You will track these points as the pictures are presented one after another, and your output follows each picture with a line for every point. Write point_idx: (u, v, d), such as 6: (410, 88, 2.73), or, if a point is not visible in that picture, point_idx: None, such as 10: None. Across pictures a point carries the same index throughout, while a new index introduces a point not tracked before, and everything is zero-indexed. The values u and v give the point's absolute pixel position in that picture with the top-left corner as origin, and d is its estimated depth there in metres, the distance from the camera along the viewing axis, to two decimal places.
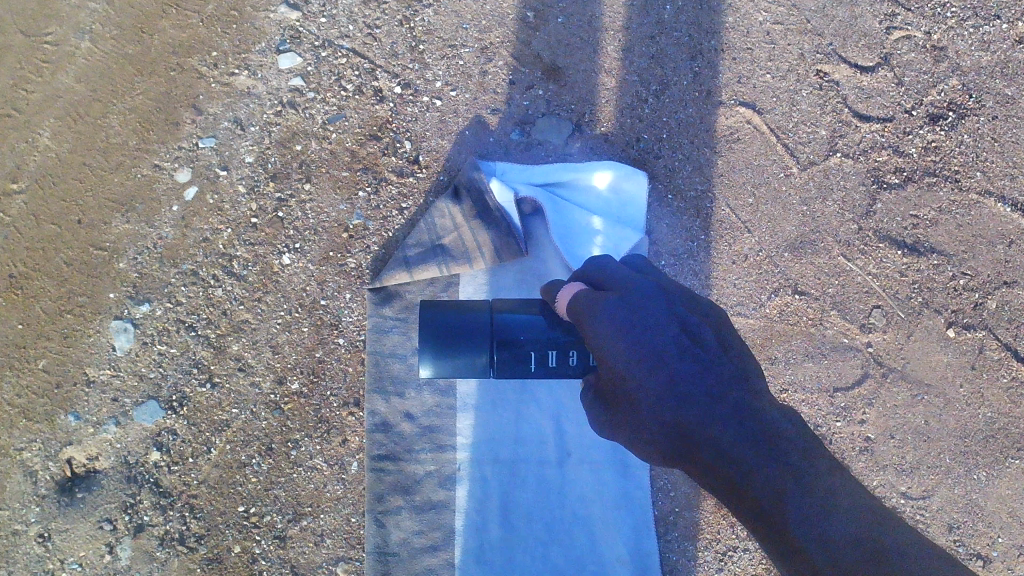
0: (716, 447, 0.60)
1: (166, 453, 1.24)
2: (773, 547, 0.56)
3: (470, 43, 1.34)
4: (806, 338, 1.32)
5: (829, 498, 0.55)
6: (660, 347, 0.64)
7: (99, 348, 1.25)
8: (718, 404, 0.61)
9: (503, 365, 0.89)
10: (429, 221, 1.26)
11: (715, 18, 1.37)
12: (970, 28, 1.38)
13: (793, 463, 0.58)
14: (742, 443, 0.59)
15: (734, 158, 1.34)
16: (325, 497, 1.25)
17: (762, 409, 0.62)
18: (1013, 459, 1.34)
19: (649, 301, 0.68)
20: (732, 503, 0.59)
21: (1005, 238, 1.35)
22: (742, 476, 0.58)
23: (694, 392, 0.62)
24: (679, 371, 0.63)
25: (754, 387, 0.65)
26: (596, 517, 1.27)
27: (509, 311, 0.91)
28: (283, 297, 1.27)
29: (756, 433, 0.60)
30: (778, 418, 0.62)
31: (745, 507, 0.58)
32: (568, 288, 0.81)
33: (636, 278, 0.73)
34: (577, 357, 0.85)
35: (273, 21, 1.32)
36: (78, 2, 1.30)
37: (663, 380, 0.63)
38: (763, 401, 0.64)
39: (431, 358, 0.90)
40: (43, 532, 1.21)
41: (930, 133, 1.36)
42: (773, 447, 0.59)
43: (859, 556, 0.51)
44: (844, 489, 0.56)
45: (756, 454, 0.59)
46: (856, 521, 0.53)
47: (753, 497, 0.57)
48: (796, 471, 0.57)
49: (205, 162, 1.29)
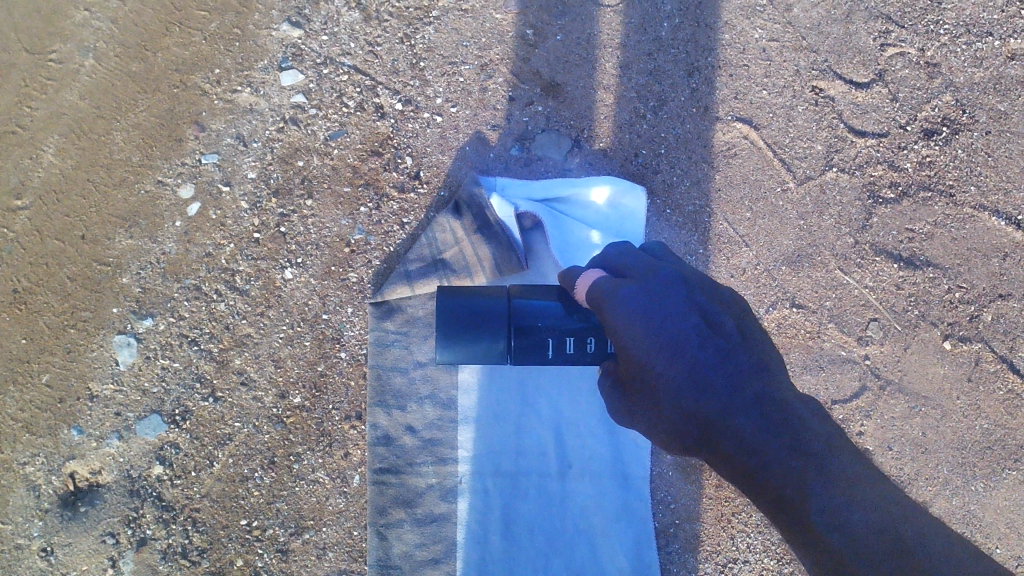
0: (736, 437, 0.62)
1: (168, 467, 1.24)
2: (791, 532, 0.58)
3: (470, 60, 1.36)
4: (804, 351, 1.33)
5: (852, 488, 0.56)
6: (681, 334, 0.65)
7: (102, 363, 1.26)
8: (737, 393, 0.63)
9: (520, 352, 0.91)
10: (431, 235, 1.28)
11: (712, 35, 1.38)
12: (963, 45, 1.40)
13: (815, 452, 0.59)
14: (763, 433, 0.61)
15: (731, 174, 1.36)
16: (327, 511, 1.25)
17: (786, 401, 0.63)
18: (1011, 471, 1.35)
19: (671, 289, 0.70)
20: (751, 490, 0.61)
21: (1000, 251, 1.37)
22: (763, 464, 0.60)
23: (714, 380, 0.64)
24: (700, 360, 0.64)
25: (774, 375, 0.66)
26: (597, 530, 1.27)
27: (525, 298, 0.93)
28: (285, 312, 1.28)
29: (778, 426, 0.61)
30: (802, 410, 0.63)
31: (765, 496, 0.60)
32: (586, 271, 0.82)
33: (656, 266, 0.75)
34: (595, 343, 0.87)
35: (275, 38, 1.34)
36: (82, 20, 1.31)
37: (684, 368, 0.64)
38: (784, 389, 0.64)
39: (448, 345, 0.91)
40: (46, 546, 1.21)
41: (924, 148, 1.38)
42: (795, 437, 0.60)
43: (882, 547, 0.53)
44: (868, 484, 0.57)
45: (781, 446, 0.60)
46: (874, 512, 0.55)
47: (774, 487, 0.59)
48: (817, 461, 0.58)
49: (208, 178, 1.30)
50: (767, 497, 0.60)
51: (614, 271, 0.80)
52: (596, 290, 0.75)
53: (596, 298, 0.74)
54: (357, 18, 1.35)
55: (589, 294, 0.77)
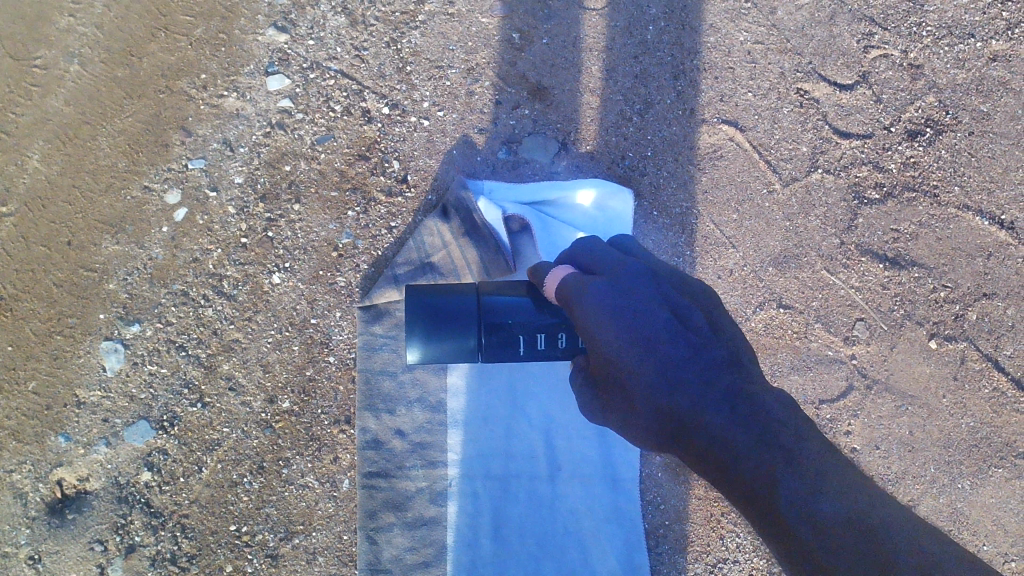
0: (709, 433, 0.62)
1: (157, 473, 1.24)
2: (763, 526, 0.58)
3: (457, 64, 1.36)
4: (792, 351, 1.34)
5: (820, 479, 0.56)
6: (651, 331, 0.67)
7: (89, 369, 1.25)
8: (709, 389, 0.64)
9: (490, 349, 0.90)
10: (419, 239, 1.29)
11: (697, 38, 1.39)
12: (945, 47, 1.42)
13: (784, 442, 0.59)
14: (734, 427, 0.61)
15: (717, 175, 1.37)
16: (317, 516, 1.25)
17: (755, 393, 0.63)
18: (997, 469, 1.36)
19: (641, 286, 0.72)
20: (723, 483, 0.61)
21: (984, 250, 1.38)
22: (734, 460, 0.60)
23: (687, 376, 0.65)
24: (672, 355, 0.66)
25: (744, 369, 0.66)
26: (587, 532, 1.28)
27: (495, 293, 0.92)
28: (273, 316, 1.28)
29: (748, 419, 0.61)
30: (771, 401, 0.63)
31: (737, 491, 0.60)
32: (557, 268, 0.83)
33: (625, 262, 0.76)
34: (565, 338, 0.88)
35: (262, 43, 1.34)
36: (66, 25, 1.31)
37: (657, 364, 0.65)
38: (756, 384, 0.65)
39: (420, 344, 0.91)
40: (34, 554, 1.20)
41: (909, 149, 1.39)
42: (766, 432, 0.60)
43: (848, 537, 0.53)
44: (840, 475, 0.57)
45: (751, 440, 0.60)
46: (843, 502, 0.55)
47: (746, 481, 0.59)
48: (787, 453, 0.58)
49: (195, 184, 1.30)
50: (741, 493, 0.59)
51: (584, 266, 0.80)
52: (566, 287, 0.76)
53: (566, 294, 0.76)
54: (343, 23, 1.35)
55: (560, 291, 0.78)
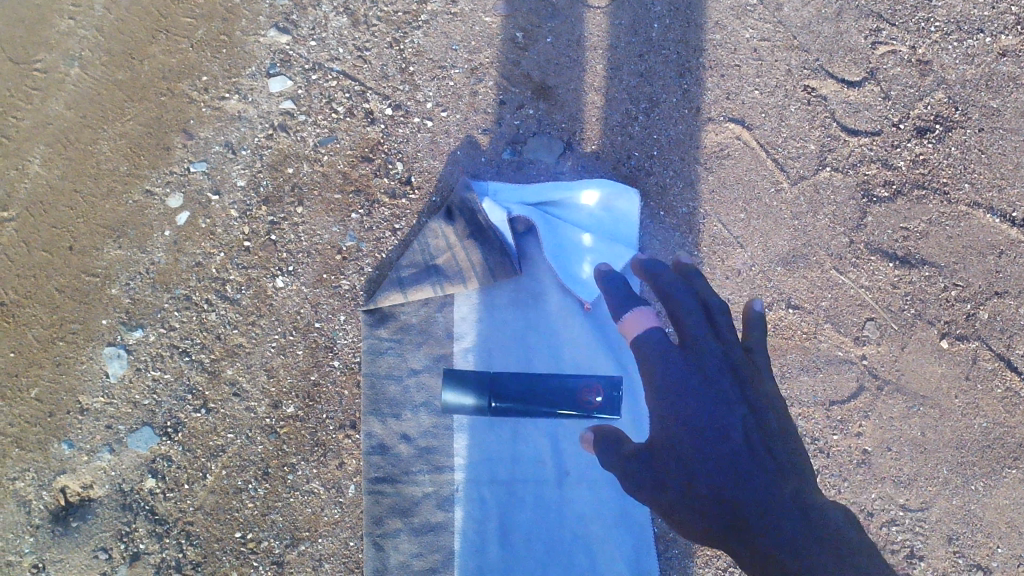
0: (753, 510, 0.74)
1: (161, 480, 1.22)
2: None
3: (460, 64, 1.37)
4: (802, 352, 1.30)
5: (837, 548, 0.72)
6: (726, 431, 0.79)
7: (92, 375, 1.24)
8: (763, 484, 0.76)
9: None
10: (423, 241, 1.26)
11: (702, 35, 1.39)
12: (955, 42, 1.40)
13: (810, 513, 0.74)
14: (766, 501, 0.75)
15: (724, 174, 1.35)
16: (323, 522, 1.23)
17: (788, 473, 0.78)
18: (1011, 470, 1.29)
19: (718, 373, 0.83)
20: (749, 552, 0.74)
21: (995, 248, 1.34)
22: (769, 533, 0.73)
23: (743, 470, 0.76)
24: (736, 448, 0.78)
25: (788, 447, 0.81)
26: (596, 538, 1.22)
27: None
28: (276, 321, 1.27)
29: (786, 500, 0.75)
30: (803, 482, 0.78)
31: (757, 557, 0.73)
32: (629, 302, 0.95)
33: (707, 328, 0.87)
34: None
35: (262, 45, 1.35)
36: (66, 28, 1.32)
37: (721, 453, 0.78)
38: (789, 463, 0.79)
39: None
40: (38, 562, 1.18)
41: (918, 146, 1.37)
42: (794, 497, 0.76)
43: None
44: (846, 536, 0.73)
45: (786, 520, 0.74)
46: (844, 558, 0.71)
47: (771, 552, 0.73)
48: (811, 530, 0.73)
49: (197, 187, 1.30)
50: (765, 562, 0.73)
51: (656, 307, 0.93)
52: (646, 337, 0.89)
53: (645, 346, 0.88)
54: (345, 24, 1.37)
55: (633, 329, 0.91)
